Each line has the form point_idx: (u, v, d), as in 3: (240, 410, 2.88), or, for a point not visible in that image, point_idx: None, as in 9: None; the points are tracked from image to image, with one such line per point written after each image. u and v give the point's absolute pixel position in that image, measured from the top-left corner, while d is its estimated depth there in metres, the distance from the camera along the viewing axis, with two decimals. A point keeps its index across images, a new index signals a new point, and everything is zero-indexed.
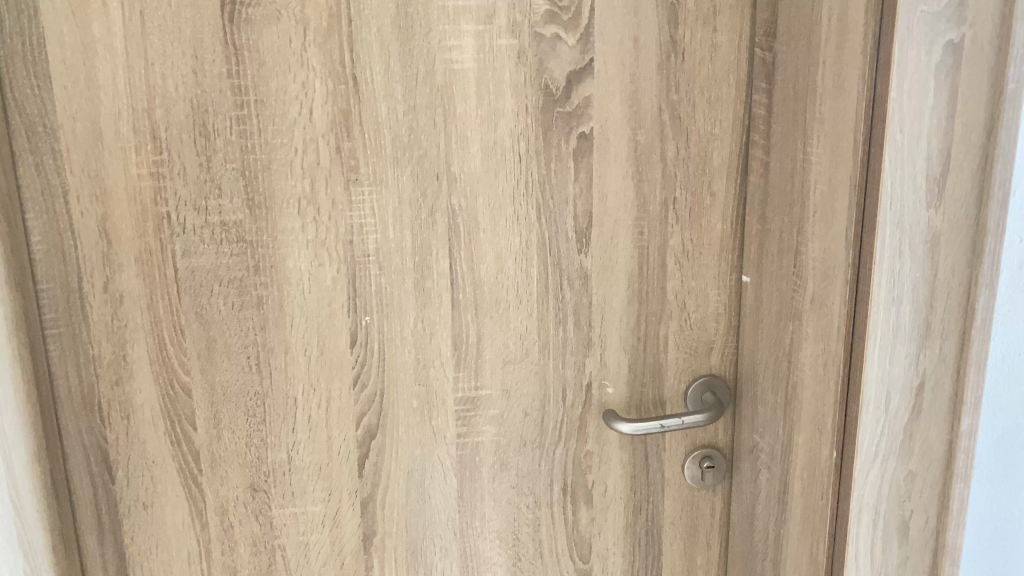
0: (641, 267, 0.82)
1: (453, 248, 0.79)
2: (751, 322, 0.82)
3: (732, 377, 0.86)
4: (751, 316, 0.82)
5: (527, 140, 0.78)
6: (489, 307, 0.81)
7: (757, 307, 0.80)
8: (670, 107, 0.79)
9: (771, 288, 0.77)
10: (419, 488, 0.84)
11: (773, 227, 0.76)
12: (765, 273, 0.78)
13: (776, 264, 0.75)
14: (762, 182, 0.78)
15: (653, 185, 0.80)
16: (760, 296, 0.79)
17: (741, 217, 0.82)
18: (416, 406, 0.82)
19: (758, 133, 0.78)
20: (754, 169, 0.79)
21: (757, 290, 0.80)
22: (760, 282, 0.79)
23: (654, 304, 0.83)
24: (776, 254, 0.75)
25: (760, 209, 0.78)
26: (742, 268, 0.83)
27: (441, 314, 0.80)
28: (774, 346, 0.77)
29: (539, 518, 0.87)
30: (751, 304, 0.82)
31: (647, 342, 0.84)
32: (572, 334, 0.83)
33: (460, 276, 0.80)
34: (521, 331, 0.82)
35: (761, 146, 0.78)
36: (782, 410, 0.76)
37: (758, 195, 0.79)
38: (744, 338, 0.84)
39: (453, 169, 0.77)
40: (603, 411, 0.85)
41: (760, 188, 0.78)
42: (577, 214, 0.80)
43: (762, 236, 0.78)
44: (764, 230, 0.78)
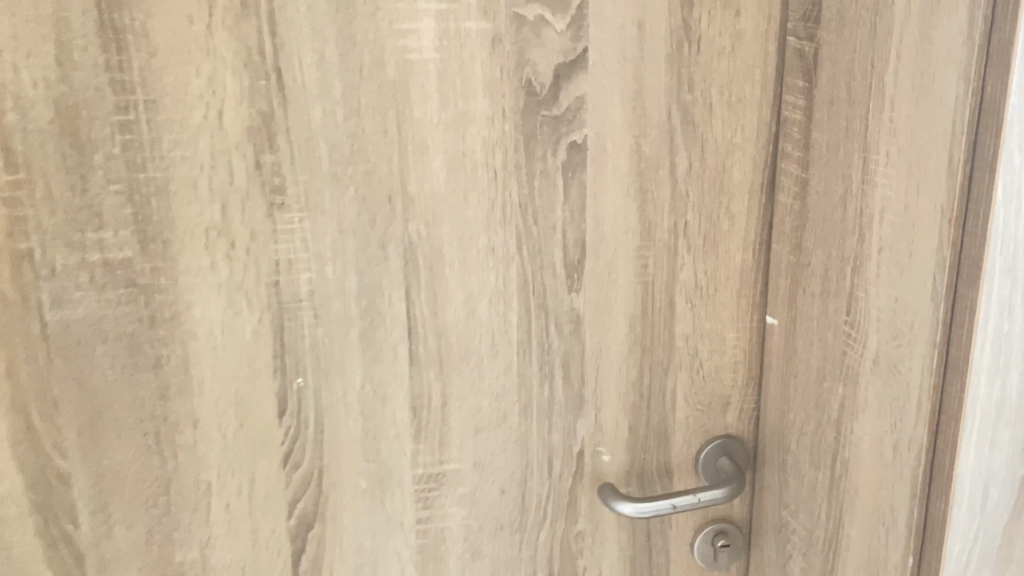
0: (644, 308, 0.66)
1: (410, 289, 0.62)
2: (779, 375, 0.67)
3: (751, 437, 0.71)
4: (778, 367, 0.67)
5: (504, 151, 0.61)
6: (457, 362, 0.64)
7: (789, 357, 0.65)
8: (683, 110, 0.63)
9: (810, 337, 0.62)
10: None
11: (814, 263, 0.60)
12: (800, 317, 0.63)
13: (818, 308, 0.60)
14: (796, 204, 0.62)
15: (660, 207, 0.64)
16: (793, 345, 0.64)
17: (766, 244, 0.67)
18: (365, 487, 0.65)
19: (791, 143, 0.63)
20: (784, 187, 0.64)
21: (789, 337, 0.65)
22: (794, 327, 0.64)
23: (660, 352, 0.68)
24: (819, 297, 0.60)
25: (792, 238, 0.63)
26: (766, 307, 0.68)
27: (396, 373, 0.63)
28: (815, 410, 0.61)
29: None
30: (780, 353, 0.66)
31: (651, 398, 0.68)
32: (560, 391, 0.67)
33: (420, 325, 0.63)
34: (497, 390, 0.65)
35: (795, 160, 0.62)
36: (825, 490, 0.61)
37: (789, 221, 0.63)
38: (769, 392, 0.69)
39: (409, 189, 0.60)
40: (598, 485, 0.69)
41: (793, 211, 0.63)
42: (567, 244, 0.64)
43: (796, 271, 0.63)
44: (799, 265, 0.62)
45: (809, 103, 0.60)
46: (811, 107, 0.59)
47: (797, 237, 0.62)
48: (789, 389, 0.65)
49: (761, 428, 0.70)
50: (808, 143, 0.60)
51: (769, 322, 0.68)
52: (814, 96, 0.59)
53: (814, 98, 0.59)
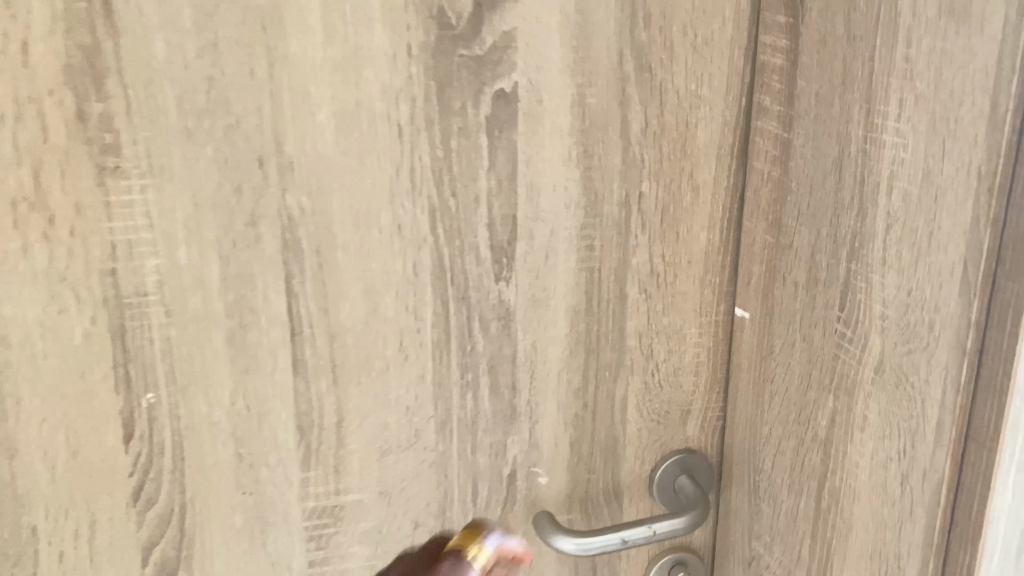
0: (588, 299, 0.54)
1: (292, 280, 0.49)
2: (751, 380, 0.55)
3: (715, 452, 0.60)
4: (749, 371, 0.55)
5: (411, 102, 0.48)
6: (355, 370, 0.51)
7: (762, 359, 0.53)
8: (635, 54, 0.50)
9: (791, 336, 0.50)
10: None
11: (796, 245, 0.48)
12: (778, 312, 0.51)
13: (802, 301, 0.48)
14: (774, 171, 0.50)
15: (607, 175, 0.52)
16: (768, 345, 0.52)
17: (735, 221, 0.55)
18: (242, 526, 0.52)
19: (768, 95, 0.50)
20: (759, 150, 0.52)
21: (762, 335, 0.53)
22: (770, 323, 0.52)
23: (607, 353, 0.55)
24: (803, 287, 0.48)
25: (768, 213, 0.51)
26: (735, 297, 0.56)
27: (276, 385, 0.50)
28: (796, 426, 0.50)
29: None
30: (751, 353, 0.54)
31: (598, 408, 0.56)
32: (486, 403, 0.54)
33: (306, 323, 0.50)
34: (408, 403, 0.53)
35: (773, 116, 0.50)
36: (808, 523, 0.50)
37: (764, 192, 0.51)
38: (737, 399, 0.57)
39: (288, 150, 0.47)
40: (533, 513, 0.57)
41: (769, 180, 0.51)
42: (493, 221, 0.51)
43: (773, 255, 0.51)
44: (778, 247, 0.50)
45: (793, 44, 0.47)
46: (796, 49, 0.47)
47: (774, 212, 0.50)
48: (763, 399, 0.53)
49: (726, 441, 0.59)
50: (790, 94, 0.48)
51: (738, 315, 0.56)
52: (800, 34, 0.47)
53: (800, 37, 0.47)
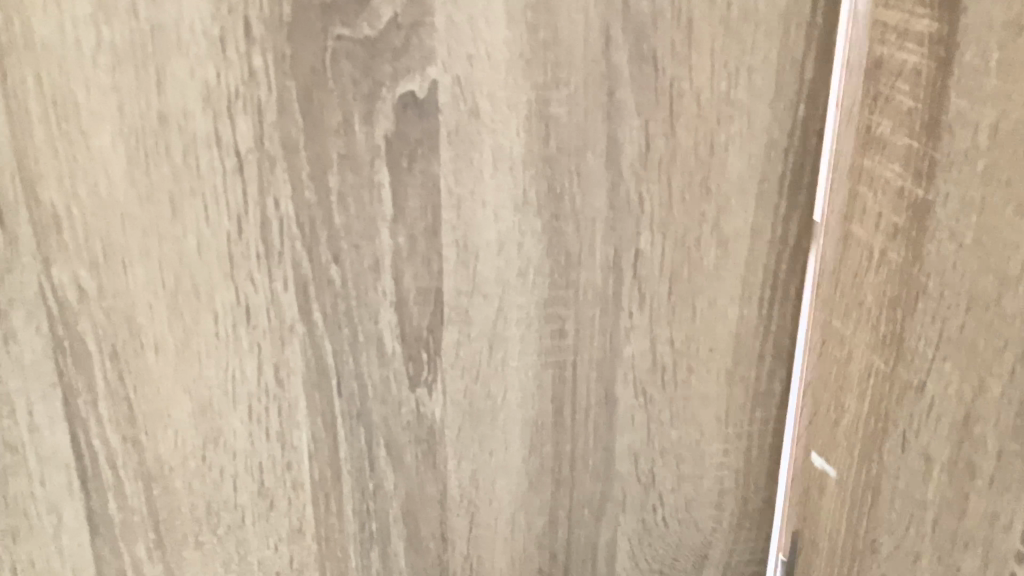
0: (558, 409, 0.36)
1: (74, 401, 0.31)
2: (829, 569, 0.35)
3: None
4: (827, 557, 0.35)
5: (257, 116, 0.29)
6: (189, 525, 0.33)
7: (839, 546, 0.34)
8: (629, 35, 0.31)
9: (900, 531, 0.30)
10: None
11: (937, 390, 0.28)
12: (888, 486, 0.30)
13: (939, 484, 0.28)
14: (895, 253, 0.29)
15: (584, 224, 0.33)
16: (867, 532, 0.32)
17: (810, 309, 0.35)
18: None
19: (888, 118, 0.29)
20: (863, 209, 0.31)
21: (841, 507, 0.33)
22: (866, 497, 0.32)
23: (585, 483, 0.37)
24: (941, 468, 0.28)
25: (875, 320, 0.30)
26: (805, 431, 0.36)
27: (65, 555, 0.32)
28: None
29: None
30: (832, 531, 0.34)
31: (571, 559, 0.38)
32: (398, 560, 0.36)
33: (105, 465, 0.32)
34: (280, 568, 0.35)
35: (895, 154, 0.29)
36: None
37: (864, 282, 0.31)
38: None
39: (47, 196, 0.28)
40: None
41: (879, 266, 0.30)
42: (403, 299, 0.32)
43: (884, 394, 0.30)
44: (893, 385, 0.30)
45: (942, 27, 0.27)
46: (952, 39, 0.26)
47: (890, 322, 0.30)
48: None
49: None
50: (935, 121, 0.27)
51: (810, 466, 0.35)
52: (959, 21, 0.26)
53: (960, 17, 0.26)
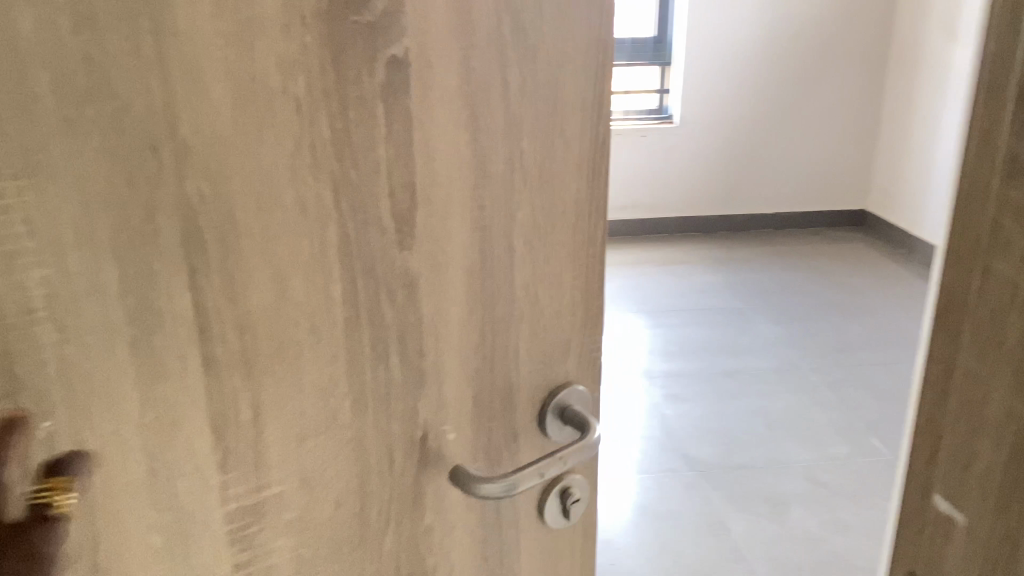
0: (483, 259, 0.56)
1: (196, 275, 0.45)
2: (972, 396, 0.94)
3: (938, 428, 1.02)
4: (990, 398, 0.91)
5: (308, 73, 0.45)
6: (267, 359, 0.49)
7: (952, 398, 0.98)
8: (512, 15, 0.52)
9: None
10: None
11: (1016, 310, 0.86)
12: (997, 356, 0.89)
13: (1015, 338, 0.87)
14: (1010, 287, 0.86)
15: (494, 136, 0.53)
16: (987, 376, 0.91)
17: (991, 309, 0.90)
18: (159, 545, 0.48)
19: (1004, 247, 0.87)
20: (991, 274, 0.89)
21: (974, 409, 0.94)
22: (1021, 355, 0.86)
23: (501, 307, 0.58)
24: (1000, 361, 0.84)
25: (996, 312, 0.89)
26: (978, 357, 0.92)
27: (188, 389, 0.47)
28: (1011, 399, 0.88)
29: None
30: (979, 379, 0.93)
31: (495, 360, 0.59)
32: (396, 371, 0.54)
33: (214, 319, 0.46)
34: (323, 385, 0.51)
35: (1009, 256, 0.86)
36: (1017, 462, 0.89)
37: (1009, 290, 0.87)
38: (978, 414, 0.94)
39: (182, 132, 0.43)
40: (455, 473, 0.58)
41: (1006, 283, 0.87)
42: (393, 190, 0.50)
43: (1001, 328, 0.88)
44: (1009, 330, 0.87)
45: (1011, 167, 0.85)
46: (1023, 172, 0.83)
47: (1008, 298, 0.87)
48: (991, 391, 0.91)
49: (988, 480, 0.94)
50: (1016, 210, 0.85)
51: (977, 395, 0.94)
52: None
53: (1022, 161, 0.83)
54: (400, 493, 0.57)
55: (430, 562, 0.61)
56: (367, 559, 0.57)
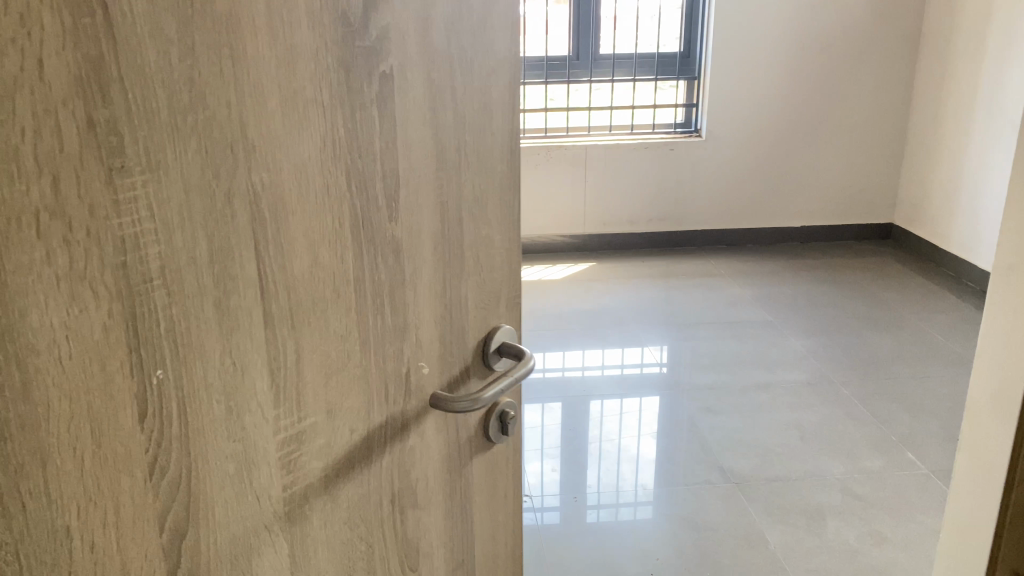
0: (444, 227, 0.72)
1: (257, 246, 0.58)
2: None
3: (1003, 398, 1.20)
4: None
5: (329, 86, 0.60)
6: (303, 312, 0.62)
7: None
8: (455, 38, 0.68)
9: None
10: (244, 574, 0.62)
11: None
12: None
13: None
14: None
15: (448, 131, 0.70)
16: None
17: None
18: (233, 471, 0.60)
19: None
20: None
21: None
22: None
23: (456, 265, 0.74)
24: None
25: None
26: None
27: (252, 338, 0.59)
28: None
29: (372, 549, 0.73)
30: None
31: (453, 307, 0.75)
32: (390, 318, 0.69)
33: (269, 281, 0.59)
34: (341, 331, 0.65)
35: None
36: None
37: None
38: None
39: (249, 134, 0.55)
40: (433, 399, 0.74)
41: None
42: (385, 175, 0.65)
43: None
44: None
45: None
46: None
47: None
48: None
49: None
50: None
51: None
52: None
53: None
54: (392, 417, 0.72)
55: (412, 477, 0.75)
56: (371, 476, 0.71)
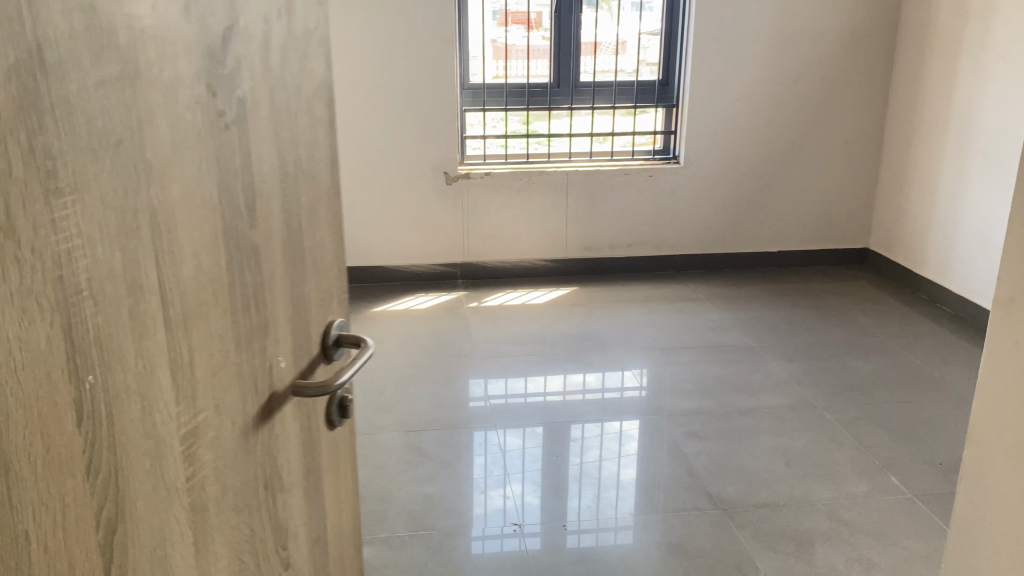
0: (286, 233, 0.82)
1: (159, 257, 0.64)
2: None
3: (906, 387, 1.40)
4: None
5: (203, 111, 0.67)
6: (193, 315, 0.69)
7: None
8: (283, 66, 0.79)
9: None
10: (163, 565, 0.67)
11: None
12: None
13: None
14: None
15: (285, 146, 0.80)
16: None
17: None
18: (149, 466, 0.65)
19: None
20: None
21: None
22: None
23: (295, 264, 0.84)
24: None
25: None
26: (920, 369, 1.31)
27: (157, 341, 0.64)
28: None
29: (254, 531, 0.81)
30: None
31: (296, 303, 0.85)
32: (253, 316, 0.77)
33: (168, 288, 0.65)
34: (220, 331, 0.73)
35: None
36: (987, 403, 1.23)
37: None
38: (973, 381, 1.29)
39: (148, 156, 0.61)
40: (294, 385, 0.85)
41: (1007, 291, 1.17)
42: (245, 188, 0.74)
43: None
44: None
45: None
46: None
47: None
48: None
49: None
50: None
51: None
52: None
53: None
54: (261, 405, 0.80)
55: (278, 460, 0.84)
56: (250, 462, 0.79)
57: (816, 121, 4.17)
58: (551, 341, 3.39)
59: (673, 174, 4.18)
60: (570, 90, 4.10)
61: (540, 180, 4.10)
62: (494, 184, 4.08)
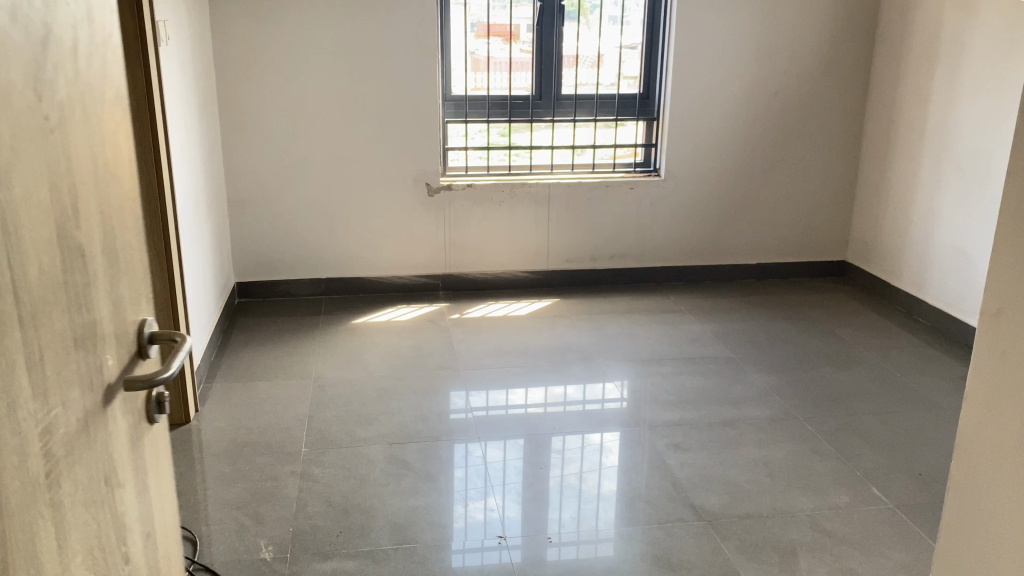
0: (99, 232, 0.91)
1: (10, 257, 0.70)
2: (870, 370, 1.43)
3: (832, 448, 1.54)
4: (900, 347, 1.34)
5: (31, 118, 0.75)
6: (39, 313, 0.76)
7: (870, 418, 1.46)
8: (86, 80, 0.88)
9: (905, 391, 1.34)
10: (34, 560, 0.74)
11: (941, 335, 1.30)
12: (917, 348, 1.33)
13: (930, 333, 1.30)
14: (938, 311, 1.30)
15: (93, 155, 0.90)
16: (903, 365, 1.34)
17: None
18: (17, 463, 0.72)
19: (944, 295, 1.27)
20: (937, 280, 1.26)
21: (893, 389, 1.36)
22: None
23: (110, 261, 0.94)
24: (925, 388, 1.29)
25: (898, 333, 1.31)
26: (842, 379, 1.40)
27: (15, 339, 0.71)
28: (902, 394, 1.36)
29: (102, 528, 0.91)
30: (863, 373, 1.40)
31: (112, 297, 0.95)
32: (83, 313, 0.86)
33: (19, 286, 0.72)
34: (60, 330, 0.81)
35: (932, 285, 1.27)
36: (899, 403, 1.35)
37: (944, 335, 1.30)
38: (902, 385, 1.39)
39: None
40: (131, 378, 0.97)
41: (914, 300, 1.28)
42: (66, 189, 0.82)
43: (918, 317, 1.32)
44: None
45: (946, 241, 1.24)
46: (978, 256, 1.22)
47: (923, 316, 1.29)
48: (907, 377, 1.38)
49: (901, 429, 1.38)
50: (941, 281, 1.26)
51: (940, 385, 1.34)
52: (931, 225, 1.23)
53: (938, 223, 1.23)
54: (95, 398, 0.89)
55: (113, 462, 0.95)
56: (92, 460, 0.88)
57: (772, 149, 4.31)
58: (535, 354, 3.46)
59: (648, 191, 4.31)
60: (547, 100, 4.20)
61: (520, 193, 4.19)
62: (480, 194, 4.17)
